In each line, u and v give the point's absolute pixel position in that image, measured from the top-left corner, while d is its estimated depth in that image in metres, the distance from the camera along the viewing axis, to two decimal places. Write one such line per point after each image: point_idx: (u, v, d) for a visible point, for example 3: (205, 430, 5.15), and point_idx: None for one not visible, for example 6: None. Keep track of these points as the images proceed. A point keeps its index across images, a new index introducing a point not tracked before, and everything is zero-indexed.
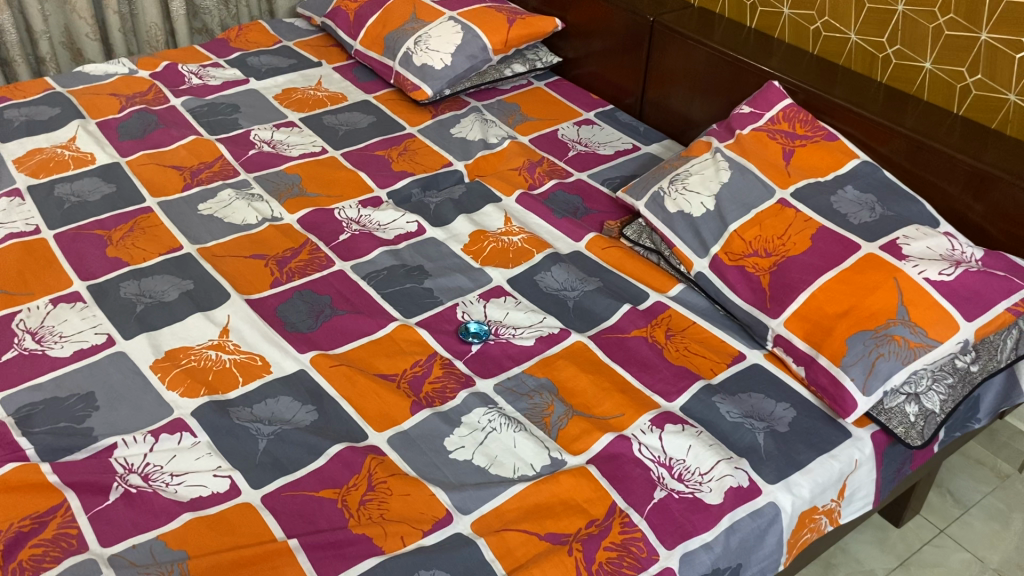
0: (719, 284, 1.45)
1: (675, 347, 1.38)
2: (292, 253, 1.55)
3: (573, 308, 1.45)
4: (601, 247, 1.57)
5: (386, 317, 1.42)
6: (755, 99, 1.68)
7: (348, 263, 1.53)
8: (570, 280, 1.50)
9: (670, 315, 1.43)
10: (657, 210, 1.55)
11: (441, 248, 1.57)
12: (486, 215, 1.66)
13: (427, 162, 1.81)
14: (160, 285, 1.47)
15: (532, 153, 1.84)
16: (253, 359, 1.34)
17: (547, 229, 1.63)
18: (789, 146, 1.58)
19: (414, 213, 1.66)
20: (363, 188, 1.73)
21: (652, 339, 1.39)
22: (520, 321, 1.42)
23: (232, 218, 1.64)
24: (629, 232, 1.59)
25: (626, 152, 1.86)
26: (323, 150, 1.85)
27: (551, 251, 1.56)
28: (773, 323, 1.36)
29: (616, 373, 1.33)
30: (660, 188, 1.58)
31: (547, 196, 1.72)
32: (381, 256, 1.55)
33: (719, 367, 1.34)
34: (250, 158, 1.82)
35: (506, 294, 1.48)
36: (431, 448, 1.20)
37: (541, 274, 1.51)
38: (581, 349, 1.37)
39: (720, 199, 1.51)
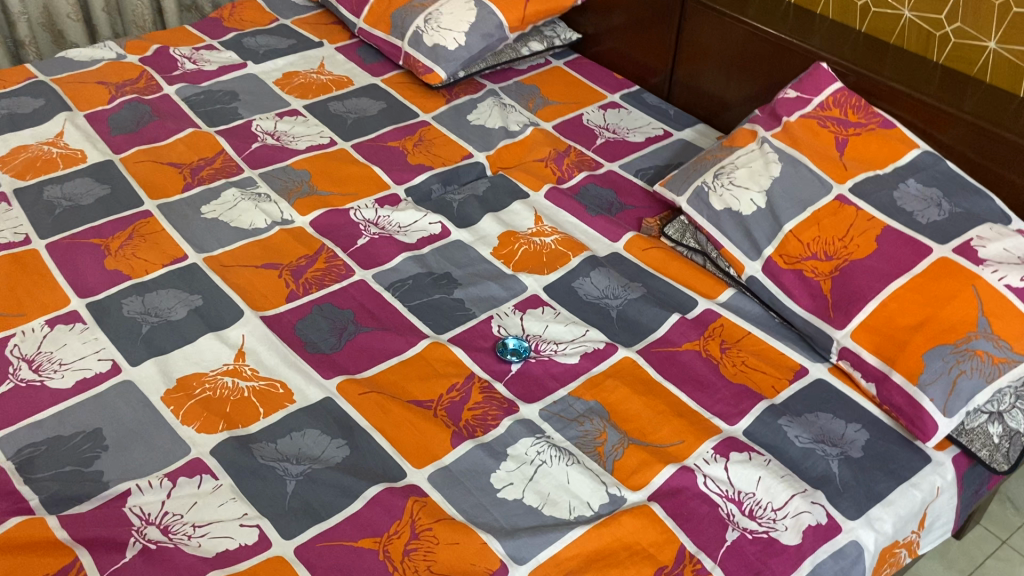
0: (775, 290, 1.34)
1: (731, 362, 1.27)
2: (307, 262, 1.42)
3: (617, 319, 1.34)
4: (642, 248, 1.46)
5: (416, 334, 1.31)
6: (801, 82, 1.55)
7: (369, 271, 1.41)
8: (611, 287, 1.39)
9: (722, 325, 1.33)
10: (702, 208, 1.44)
11: (469, 252, 1.45)
12: (514, 213, 1.54)
13: (445, 155, 1.69)
14: (166, 301, 1.35)
15: (558, 143, 1.72)
16: (273, 386, 1.22)
17: (581, 228, 1.52)
18: (843, 135, 1.46)
19: (436, 213, 1.53)
20: (379, 184, 1.60)
21: (706, 353, 1.28)
22: (561, 335, 1.31)
23: (239, 222, 1.51)
24: (670, 231, 1.48)
25: (657, 139, 1.74)
26: (332, 142, 1.72)
27: (588, 254, 1.45)
28: (838, 335, 1.25)
29: (670, 394, 1.22)
30: (704, 182, 1.47)
31: (578, 190, 1.60)
32: (405, 262, 1.43)
33: (781, 384, 1.24)
34: (254, 152, 1.68)
35: (543, 305, 1.36)
36: (477, 487, 1.10)
37: (580, 281, 1.40)
38: (630, 366, 1.26)
39: (772, 196, 1.40)
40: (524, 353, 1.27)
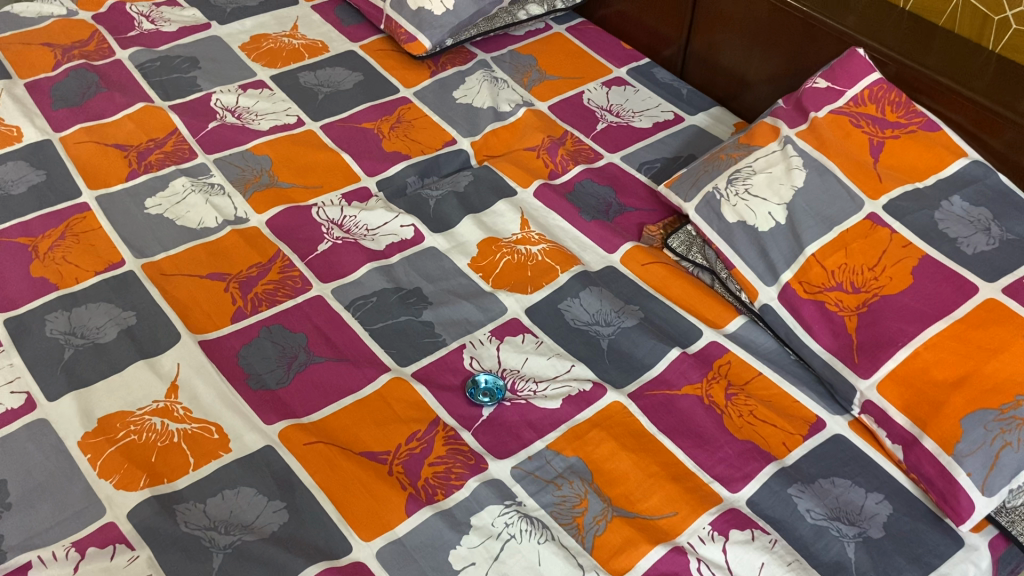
0: (792, 324, 1.16)
1: (737, 411, 1.10)
2: (259, 273, 1.25)
3: (608, 352, 1.17)
4: (641, 264, 1.28)
5: (376, 366, 1.14)
6: (832, 70, 1.35)
7: (328, 284, 1.24)
8: (603, 312, 1.21)
9: (729, 363, 1.16)
10: (712, 219, 1.26)
11: (443, 263, 1.28)
12: (497, 215, 1.35)
13: (425, 140, 1.50)
14: (95, 319, 1.19)
15: (553, 129, 1.52)
16: (207, 430, 1.06)
17: (573, 236, 1.33)
18: (878, 137, 1.26)
19: (409, 213, 1.35)
20: (348, 176, 1.42)
21: (709, 400, 1.11)
22: (542, 371, 1.14)
23: (186, 220, 1.34)
24: (675, 244, 1.29)
25: (666, 124, 1.54)
26: (299, 122, 1.53)
27: (579, 268, 1.27)
28: (862, 385, 1.08)
29: (664, 452, 1.06)
30: (717, 187, 1.28)
31: (572, 189, 1.41)
32: (370, 274, 1.25)
33: (793, 441, 1.08)
34: (210, 133, 1.49)
35: (524, 332, 1.19)
36: (433, 566, 0.94)
37: (568, 303, 1.22)
38: (619, 414, 1.10)
39: (794, 210, 1.21)
40: (498, 395, 1.10)
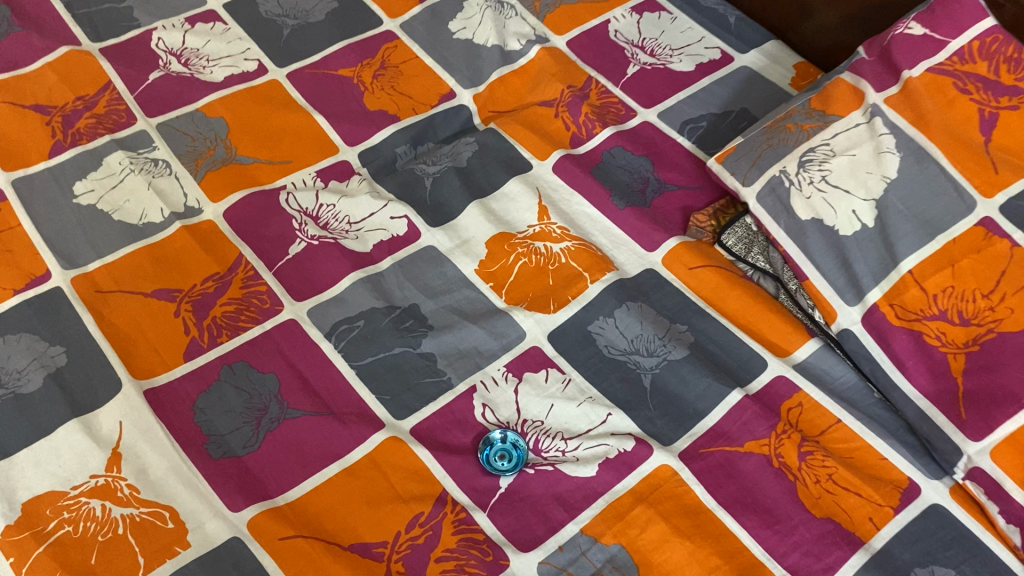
0: (879, 357, 0.94)
1: (813, 477, 0.90)
2: (216, 289, 1.01)
3: (651, 393, 0.95)
4: (689, 267, 1.04)
5: (367, 421, 0.92)
6: (931, 11, 1.07)
7: (303, 303, 1.00)
8: (644, 337, 0.99)
9: (800, 407, 0.94)
10: (780, 214, 1.01)
11: (445, 269, 1.04)
12: (508, 200, 1.10)
13: (417, 94, 1.22)
14: (15, 358, 0.95)
15: (573, 76, 1.24)
16: (159, 516, 0.85)
17: (602, 227, 1.09)
18: (991, 107, 0.98)
19: (400, 199, 1.10)
20: (323, 146, 1.16)
21: (778, 462, 0.91)
22: (571, 421, 0.93)
23: (125, 212, 1.08)
24: (730, 241, 1.05)
25: (711, 65, 1.26)
26: (261, 69, 1.24)
27: (613, 276, 1.03)
28: (970, 448, 0.87)
29: (726, 536, 0.86)
30: (784, 171, 1.02)
31: (599, 160, 1.15)
32: (355, 288, 1.01)
33: (881, 516, 0.87)
34: (150, 87, 1.21)
35: (546, 366, 0.97)
36: None
37: (599, 324, 1.00)
38: (669, 483, 0.89)
39: (886, 208, 0.96)
40: (519, 460, 0.90)
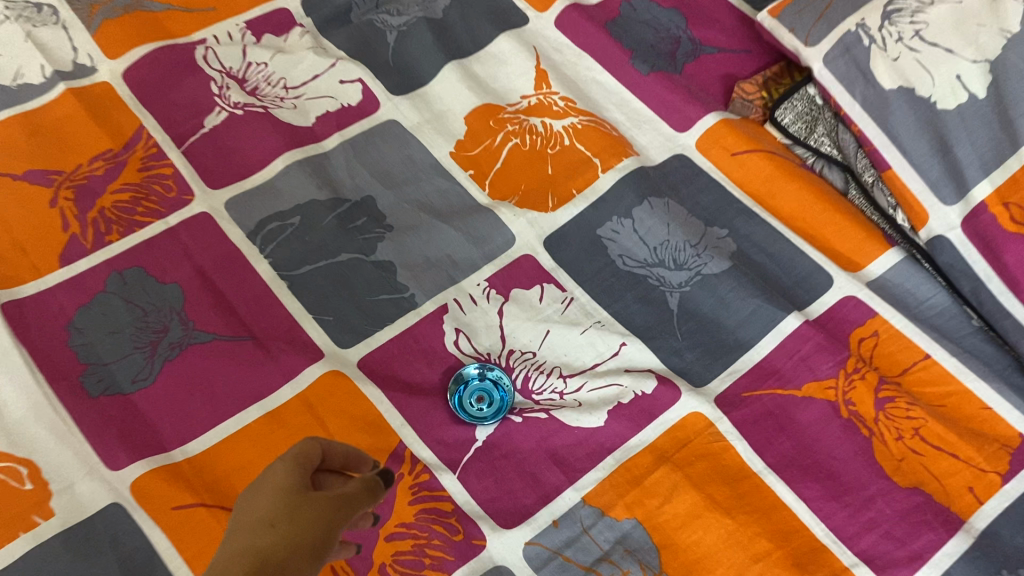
0: (985, 273, 0.70)
1: (894, 433, 0.67)
2: (107, 171, 0.76)
3: (679, 318, 0.72)
4: (731, 153, 0.80)
5: (300, 348, 0.69)
6: None
7: (221, 192, 0.76)
8: (671, 245, 0.74)
9: (876, 337, 0.71)
10: (856, 82, 0.76)
11: (410, 152, 0.79)
12: (497, 62, 0.86)
13: None
14: None
15: None
16: (13, 475, 0.61)
17: (618, 99, 0.84)
18: None
19: (355, 60, 0.85)
20: None
21: (848, 411, 0.68)
22: (572, 353, 0.71)
23: None
24: (785, 119, 0.81)
25: None
26: None
27: (633, 163, 0.79)
28: None
29: (776, 510, 0.64)
30: (862, 24, 0.77)
31: (615, 13, 0.89)
32: (289, 173, 0.77)
33: (985, 486, 0.65)
34: None
35: (541, 282, 0.73)
36: None
37: (612, 225, 0.76)
38: (701, 438, 0.67)
39: (1004, 72, 0.70)
40: (503, 405, 0.67)
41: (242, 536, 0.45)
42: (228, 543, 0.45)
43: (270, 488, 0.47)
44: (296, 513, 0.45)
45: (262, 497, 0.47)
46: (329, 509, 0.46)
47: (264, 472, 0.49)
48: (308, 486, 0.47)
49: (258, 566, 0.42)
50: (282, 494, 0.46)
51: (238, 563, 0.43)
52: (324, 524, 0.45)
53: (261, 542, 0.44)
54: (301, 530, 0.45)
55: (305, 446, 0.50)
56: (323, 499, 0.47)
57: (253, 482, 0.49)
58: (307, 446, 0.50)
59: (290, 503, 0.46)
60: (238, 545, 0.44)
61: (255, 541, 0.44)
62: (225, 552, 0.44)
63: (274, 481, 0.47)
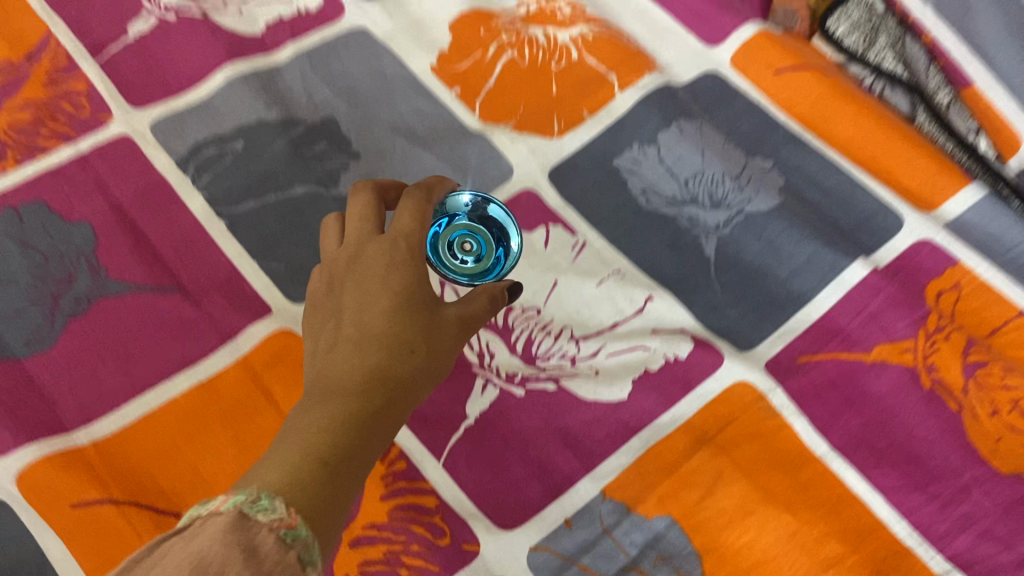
0: None
1: (994, 407, 0.53)
2: (3, 87, 0.61)
3: (718, 265, 0.58)
4: (774, 70, 0.66)
5: (242, 303, 0.55)
6: None
7: (144, 112, 0.61)
8: (707, 177, 0.61)
9: (961, 291, 0.58)
10: None
11: (381, 66, 0.65)
12: None
13: None
14: None
15: None
16: None
17: (635, 6, 0.69)
18: None
19: None
20: None
21: (931, 380, 0.54)
22: (586, 310, 0.57)
23: None
24: (840, 30, 0.66)
25: None
26: None
27: (655, 80, 0.65)
28: None
29: (847, 503, 0.51)
30: None
31: None
32: (230, 88, 0.62)
33: None
34: None
35: (546, 221, 0.60)
36: None
37: (632, 153, 0.62)
38: (749, 413, 0.53)
39: None
40: (489, 274, 0.54)
41: (365, 348, 0.42)
42: (344, 343, 0.43)
43: (390, 279, 0.45)
44: (421, 336, 0.44)
45: (383, 269, 0.45)
46: (453, 331, 0.45)
47: (371, 219, 0.48)
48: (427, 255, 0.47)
49: (389, 387, 0.41)
50: (402, 302, 0.44)
51: (367, 389, 0.40)
52: (447, 340, 0.45)
53: (393, 365, 0.42)
54: (430, 356, 0.43)
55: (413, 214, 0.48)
56: (446, 322, 0.45)
57: (357, 237, 0.47)
58: (412, 200, 0.49)
59: (415, 316, 0.44)
60: (359, 356, 0.42)
61: (383, 360, 0.42)
62: (343, 358, 0.42)
63: (395, 260, 0.45)
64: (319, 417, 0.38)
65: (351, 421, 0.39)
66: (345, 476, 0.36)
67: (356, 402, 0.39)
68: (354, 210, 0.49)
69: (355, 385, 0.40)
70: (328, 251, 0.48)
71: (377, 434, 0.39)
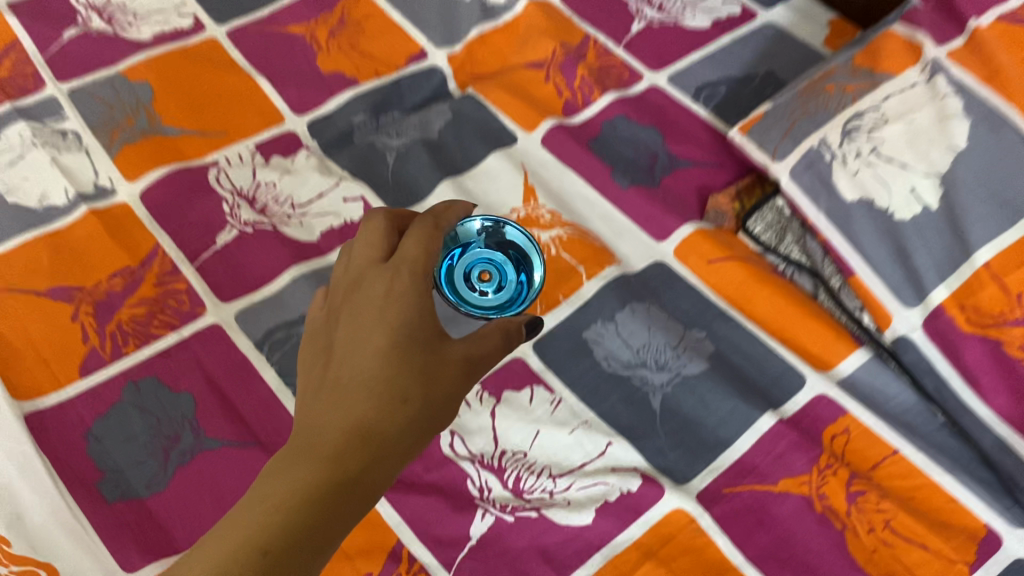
0: (946, 372, 0.76)
1: (869, 524, 0.70)
2: (125, 287, 0.82)
3: (662, 417, 0.77)
4: (708, 260, 0.86)
5: None
6: None
7: (231, 305, 0.82)
8: (653, 348, 0.80)
9: (848, 434, 0.75)
10: (821, 194, 0.82)
11: None
12: (487, 178, 0.92)
13: (383, 56, 1.05)
14: None
15: (567, 35, 1.06)
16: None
17: (601, 211, 0.90)
18: None
19: (357, 179, 0.92)
20: (267, 116, 0.97)
21: (822, 505, 0.72)
22: (562, 453, 0.75)
23: (22, 194, 0.88)
24: (757, 228, 0.87)
25: (730, 20, 1.07)
26: (197, 27, 1.06)
27: (614, 271, 0.85)
28: None
29: None
30: (824, 141, 0.84)
31: (597, 132, 0.97)
32: (295, 286, 0.83)
33: None
34: (64, 46, 1.02)
35: (531, 384, 0.79)
36: None
37: (597, 330, 0.82)
38: (684, 532, 0.71)
39: (955, 186, 0.77)
40: (506, 300, 0.71)
41: (360, 394, 0.54)
42: (341, 385, 0.54)
43: (389, 323, 0.56)
44: (413, 381, 0.55)
45: (382, 304, 0.57)
46: (450, 373, 0.56)
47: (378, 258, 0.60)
48: (428, 282, 0.59)
49: (378, 432, 0.53)
50: (397, 350, 0.55)
51: (353, 441, 0.52)
52: (449, 376, 0.56)
53: (385, 409, 0.53)
54: (426, 397, 0.55)
55: (422, 240, 0.60)
56: (447, 366, 0.57)
57: (366, 276, 0.59)
58: (416, 240, 0.60)
59: (412, 358, 0.55)
60: (357, 401, 0.53)
61: (377, 408, 0.53)
62: (341, 403, 0.53)
63: (396, 302, 0.57)
64: (291, 484, 0.49)
65: (330, 478, 0.50)
66: (290, 555, 0.47)
67: (338, 459, 0.51)
68: (365, 248, 0.61)
69: (340, 441, 0.52)
70: (340, 287, 0.60)
71: (360, 479, 0.51)
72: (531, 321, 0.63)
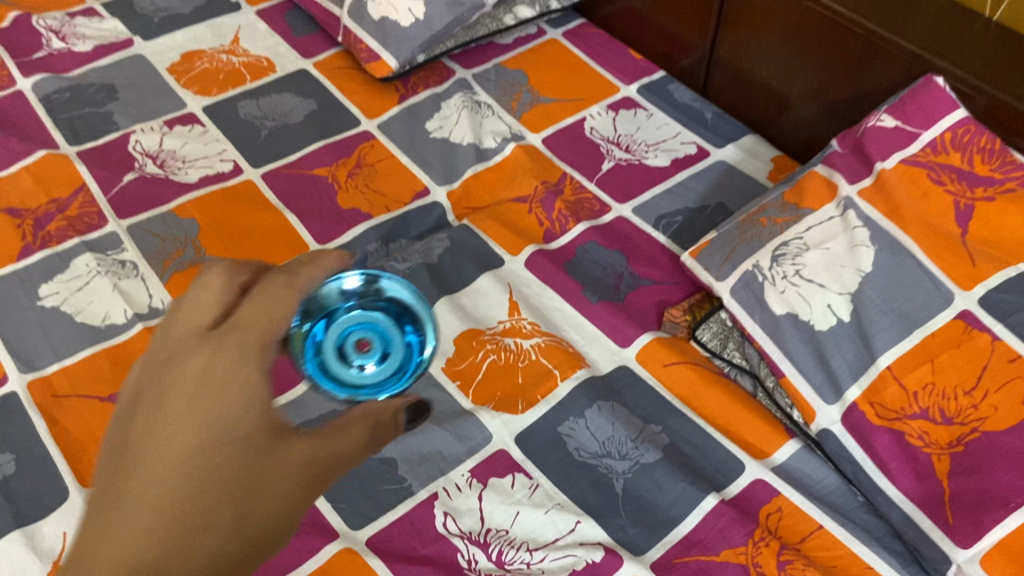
0: (861, 458, 0.90)
1: None
2: None
3: (623, 499, 0.91)
4: (664, 364, 1.02)
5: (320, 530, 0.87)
6: (902, 104, 1.05)
7: None
8: (616, 440, 0.95)
9: (780, 511, 0.90)
10: (755, 309, 0.98)
11: None
12: (479, 295, 1.09)
13: (392, 191, 1.23)
14: None
15: (548, 173, 1.25)
16: None
17: (575, 322, 1.07)
18: (966, 198, 0.95)
19: None
20: (294, 245, 1.15)
21: (756, 571, 0.84)
22: (538, 530, 0.88)
23: (89, 314, 1.05)
24: (705, 337, 1.03)
25: (687, 161, 1.26)
26: (236, 170, 1.25)
27: (585, 373, 1.01)
28: (960, 557, 0.81)
29: None
30: (757, 265, 1.00)
31: (572, 255, 1.14)
32: None
33: None
34: (125, 188, 1.21)
35: (513, 471, 0.93)
36: None
37: (569, 426, 0.96)
38: None
39: (861, 303, 0.92)
40: (386, 370, 0.75)
41: (148, 521, 0.51)
42: (129, 510, 0.51)
43: (187, 443, 0.54)
44: (214, 507, 0.53)
45: (172, 428, 0.54)
46: (273, 485, 0.56)
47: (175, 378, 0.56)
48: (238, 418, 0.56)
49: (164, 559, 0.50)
50: (194, 477, 0.53)
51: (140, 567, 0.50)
52: (260, 497, 0.56)
53: (181, 536, 0.51)
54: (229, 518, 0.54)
55: (265, 310, 0.60)
56: (269, 490, 0.56)
57: (165, 395, 0.56)
58: (224, 358, 0.58)
59: (223, 476, 0.54)
60: (145, 526, 0.51)
61: (171, 530, 0.51)
62: (125, 534, 0.50)
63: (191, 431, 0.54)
64: None
65: None
66: None
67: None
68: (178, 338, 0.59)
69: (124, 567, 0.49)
70: (130, 405, 0.56)
71: None
72: (410, 407, 0.66)
